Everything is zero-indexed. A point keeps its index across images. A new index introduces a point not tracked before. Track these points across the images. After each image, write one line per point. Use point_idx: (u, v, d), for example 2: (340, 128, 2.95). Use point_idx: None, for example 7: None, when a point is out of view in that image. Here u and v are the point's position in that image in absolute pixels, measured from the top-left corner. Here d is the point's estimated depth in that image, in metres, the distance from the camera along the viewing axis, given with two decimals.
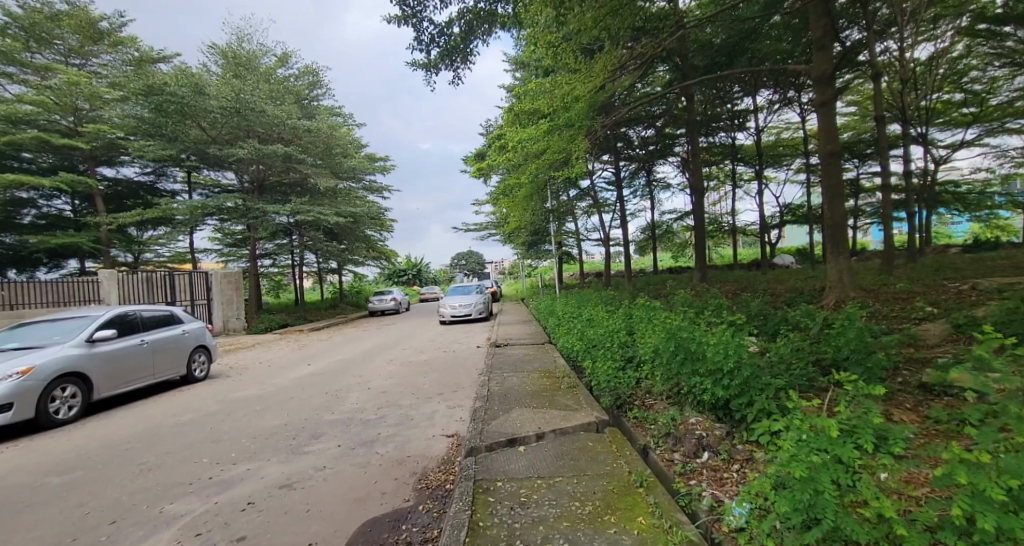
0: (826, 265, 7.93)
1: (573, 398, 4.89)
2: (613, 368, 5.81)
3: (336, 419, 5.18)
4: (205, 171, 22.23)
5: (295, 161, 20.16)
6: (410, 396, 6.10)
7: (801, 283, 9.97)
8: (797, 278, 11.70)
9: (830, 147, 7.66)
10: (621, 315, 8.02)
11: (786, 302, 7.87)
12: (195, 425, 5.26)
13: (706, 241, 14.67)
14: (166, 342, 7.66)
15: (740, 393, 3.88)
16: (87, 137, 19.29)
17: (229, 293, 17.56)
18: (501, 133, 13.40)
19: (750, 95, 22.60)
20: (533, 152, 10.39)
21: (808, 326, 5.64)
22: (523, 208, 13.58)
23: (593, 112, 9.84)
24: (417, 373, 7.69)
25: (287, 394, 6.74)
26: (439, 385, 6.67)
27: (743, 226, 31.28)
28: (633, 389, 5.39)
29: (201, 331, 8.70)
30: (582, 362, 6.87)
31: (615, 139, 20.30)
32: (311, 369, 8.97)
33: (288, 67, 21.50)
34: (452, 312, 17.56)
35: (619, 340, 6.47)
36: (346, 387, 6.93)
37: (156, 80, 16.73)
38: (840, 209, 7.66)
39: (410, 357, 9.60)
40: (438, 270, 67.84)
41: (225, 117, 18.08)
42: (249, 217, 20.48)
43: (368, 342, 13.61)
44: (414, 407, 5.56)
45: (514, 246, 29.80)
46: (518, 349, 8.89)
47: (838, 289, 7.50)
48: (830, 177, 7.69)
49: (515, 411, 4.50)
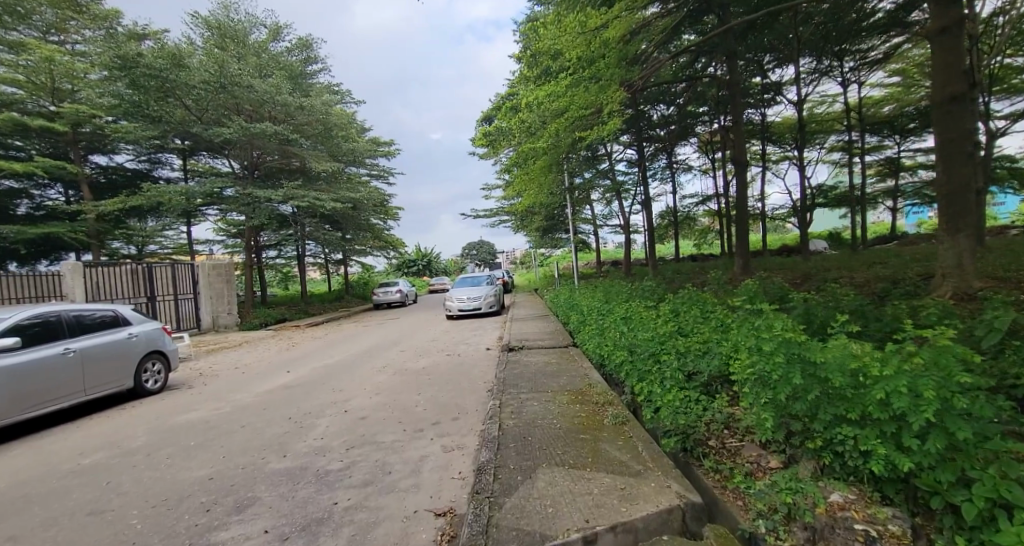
0: (937, 247, 6.06)
1: (625, 447, 3.23)
2: (675, 389, 4.20)
3: (284, 471, 3.63)
4: (201, 156, 21.02)
5: (290, 143, 18.71)
6: (395, 428, 4.56)
7: (880, 271, 8.10)
8: (863, 266, 9.86)
9: (951, 90, 5.82)
10: (669, 313, 6.39)
11: (880, 297, 6.08)
12: (93, 476, 3.77)
13: (746, 222, 12.80)
14: (104, 350, 6.28)
15: (937, 462, 2.14)
16: (67, 120, 17.98)
17: (218, 287, 16.20)
18: (513, 97, 11.65)
19: (784, 63, 20.41)
20: (554, 109, 8.57)
21: (964, 331, 3.86)
22: (539, 185, 11.79)
23: (626, 63, 8.06)
24: (410, 390, 6.09)
25: (243, 419, 5.25)
26: (435, 409, 5.11)
27: (771, 210, 29.05)
28: (704, 425, 3.79)
29: (156, 334, 7.32)
30: (621, 375, 5.27)
31: (634, 115, 18.46)
32: (289, 378, 7.53)
33: (280, 40, 19.90)
34: (459, 306, 15.99)
35: (673, 349, 4.88)
36: (319, 409, 5.42)
37: (130, 50, 15.13)
38: (963, 172, 5.81)
39: (406, 363, 8.08)
40: (449, 262, 66.72)
41: (211, 93, 16.60)
42: (244, 204, 19.04)
43: (365, 341, 12.15)
44: (396, 449, 3.99)
45: (527, 233, 28.08)
46: (537, 354, 7.33)
47: (955, 278, 5.65)
48: (950, 129, 5.83)
49: (542, 474, 2.87)
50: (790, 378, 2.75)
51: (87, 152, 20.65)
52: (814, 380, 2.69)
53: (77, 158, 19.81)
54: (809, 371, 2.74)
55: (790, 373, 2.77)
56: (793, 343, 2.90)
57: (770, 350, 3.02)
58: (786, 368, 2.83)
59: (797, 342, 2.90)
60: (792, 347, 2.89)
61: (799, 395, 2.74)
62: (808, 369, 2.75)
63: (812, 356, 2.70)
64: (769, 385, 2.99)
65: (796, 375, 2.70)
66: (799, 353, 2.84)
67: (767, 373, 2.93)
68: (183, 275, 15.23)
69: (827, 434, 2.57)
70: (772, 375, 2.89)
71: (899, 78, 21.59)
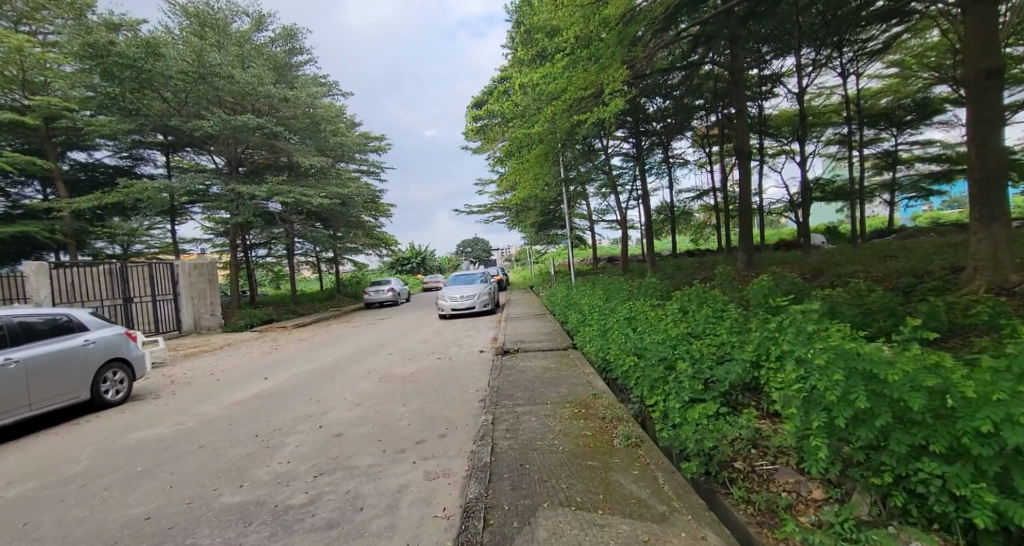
0: (969, 237, 5.55)
1: (642, 478, 2.68)
2: (694, 402, 3.64)
3: (236, 508, 3.05)
4: (184, 151, 20.27)
5: (275, 136, 18.02)
6: (373, 448, 3.99)
7: (898, 266, 7.58)
8: (875, 260, 9.34)
9: (987, 64, 5.32)
10: (678, 313, 5.88)
11: (905, 294, 5.59)
12: (9, 515, 3.18)
13: (750, 215, 12.30)
14: (53, 359, 5.67)
15: None
16: (39, 113, 17.13)
17: (200, 287, 15.51)
18: (505, 84, 11.02)
19: (782, 55, 19.94)
20: (549, 92, 8.01)
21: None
22: (535, 177, 11.17)
23: (627, 43, 7.49)
24: (393, 401, 5.50)
25: (203, 437, 4.65)
26: (421, 424, 4.55)
27: (767, 204, 28.72)
28: (728, 445, 3.23)
29: (118, 340, 6.69)
30: (628, 383, 4.72)
31: (630, 108, 17.94)
32: (265, 386, 6.95)
33: (263, 30, 19.07)
34: (453, 305, 15.42)
35: (689, 354, 4.34)
36: (292, 423, 4.86)
37: (101, 38, 14.33)
38: (998, 156, 5.31)
39: (393, 368, 7.50)
40: (443, 259, 66.12)
41: (187, 84, 15.80)
42: (227, 201, 18.28)
43: (353, 342, 11.57)
44: (371, 476, 3.42)
45: (522, 229, 27.53)
46: (535, 358, 6.78)
47: (990, 271, 5.16)
48: (985, 108, 5.33)
49: (543, 522, 2.28)
50: (853, 398, 2.18)
51: (64, 148, 19.81)
52: (885, 403, 2.12)
53: (52, 154, 18.99)
54: (877, 393, 2.16)
55: (853, 391, 2.21)
56: (854, 355, 2.34)
57: (823, 364, 2.46)
58: (847, 387, 2.25)
59: (859, 356, 2.34)
60: (853, 362, 2.33)
61: (864, 421, 2.17)
62: (875, 389, 2.18)
63: (883, 374, 2.13)
64: (820, 404, 2.43)
65: (863, 396, 2.12)
66: (863, 369, 2.27)
67: (819, 390, 2.37)
68: (160, 275, 14.48)
69: (903, 470, 1.99)
70: (825, 392, 2.33)
71: (897, 69, 20.86)
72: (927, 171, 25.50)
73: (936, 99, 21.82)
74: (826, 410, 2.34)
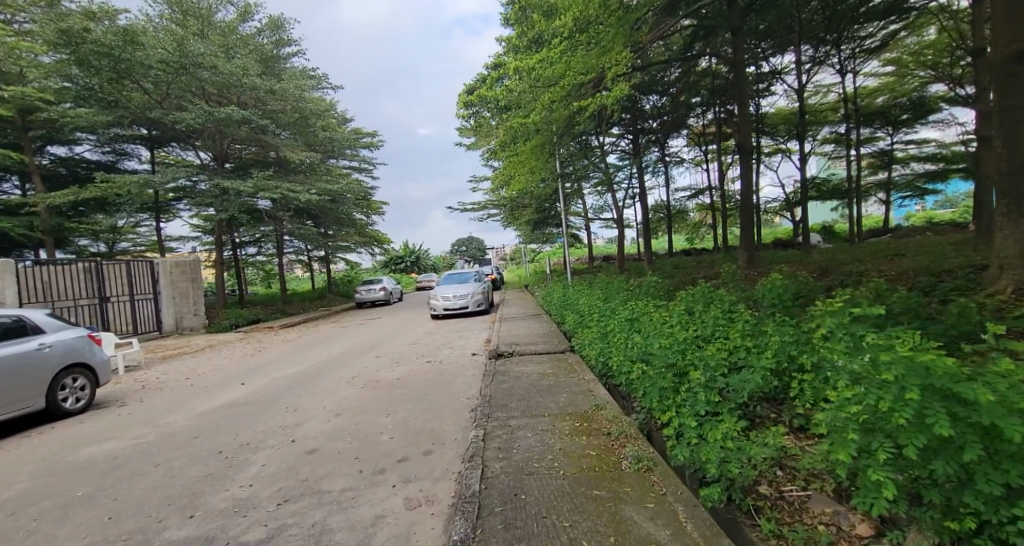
0: (995, 232, 5.14)
1: (657, 515, 2.24)
2: (709, 417, 3.20)
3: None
4: (170, 146, 19.60)
5: (262, 130, 17.47)
6: (349, 469, 3.53)
7: (909, 264, 7.22)
8: (882, 259, 8.99)
9: (1017, 46, 4.93)
10: (685, 314, 5.48)
11: (928, 294, 5.17)
12: None
13: (751, 213, 11.93)
14: (1, 366, 5.15)
15: None
16: (12, 104, 16.35)
17: (182, 286, 14.88)
18: (499, 75, 10.57)
19: (780, 54, 19.66)
20: (547, 78, 7.58)
21: None
22: (531, 171, 10.70)
23: (630, 25, 7.07)
24: (376, 410, 5.05)
25: (161, 454, 4.17)
26: (406, 439, 4.10)
27: (763, 203, 28.51)
28: (751, 468, 2.77)
29: (79, 344, 6.17)
30: (634, 392, 4.31)
31: (627, 104, 17.55)
32: (240, 392, 6.45)
33: (249, 21, 18.42)
34: (445, 305, 14.95)
35: (701, 360, 3.91)
36: (263, 437, 4.38)
37: (75, 24, 13.63)
38: None
39: (379, 373, 7.03)
40: (437, 258, 65.55)
41: (169, 75, 15.15)
42: (212, 197, 17.67)
43: (341, 344, 11.08)
44: (342, 505, 2.95)
45: (517, 227, 27.10)
46: (532, 363, 6.35)
47: (1018, 270, 4.76)
48: (1013, 94, 4.95)
49: None
50: (931, 422, 1.57)
51: (43, 143, 19.04)
52: (972, 429, 1.54)
53: (28, 148, 18.22)
54: (959, 416, 1.59)
55: (927, 411, 1.62)
56: (921, 364, 1.78)
57: (880, 375, 1.91)
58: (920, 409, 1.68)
59: (929, 368, 1.78)
60: (923, 376, 1.75)
61: (941, 450, 1.61)
62: (955, 411, 1.60)
63: (969, 392, 1.56)
64: (876, 427, 1.89)
65: (943, 420, 1.53)
66: (940, 385, 1.70)
67: (878, 409, 1.84)
68: (139, 273, 13.94)
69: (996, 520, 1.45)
70: (885, 411, 1.80)
71: (894, 68, 20.56)
72: (922, 171, 25.18)
73: (932, 98, 21.40)
74: (887, 435, 1.80)
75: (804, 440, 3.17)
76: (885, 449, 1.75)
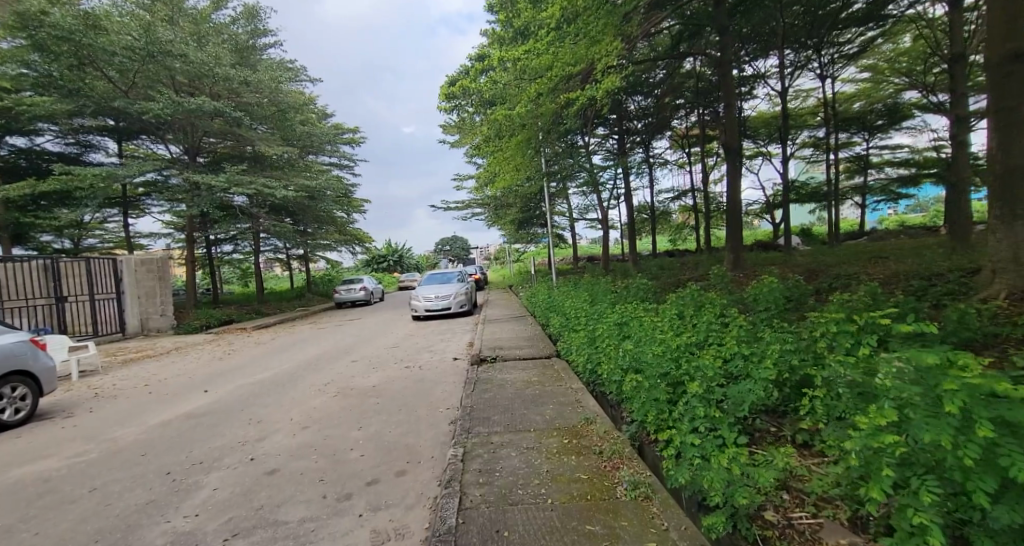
0: (988, 234, 5.08)
1: None
2: (710, 434, 2.95)
3: None
4: (141, 138, 18.58)
5: (236, 123, 16.73)
6: (311, 494, 3.14)
7: (896, 268, 7.18)
8: (868, 262, 8.99)
9: (1013, 46, 4.86)
10: (676, 319, 5.29)
11: (923, 298, 5.07)
12: None
13: (737, 214, 11.86)
14: None
15: None
16: None
17: (148, 285, 14.07)
18: (483, 67, 10.24)
19: (762, 59, 19.84)
20: (534, 69, 7.45)
21: None
22: (517, 168, 10.41)
23: (623, 16, 6.80)
24: (347, 422, 4.65)
25: (101, 474, 3.68)
26: (378, 457, 3.73)
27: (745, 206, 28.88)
28: (757, 492, 2.51)
29: (19, 350, 5.57)
30: (627, 403, 4.06)
31: (613, 104, 17.47)
32: (201, 402, 5.96)
33: (223, 10, 17.60)
34: (427, 305, 14.53)
35: (696, 368, 3.68)
36: (218, 455, 3.95)
37: (32, 6, 12.65)
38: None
39: (354, 380, 6.61)
40: (421, 258, 64.88)
41: (135, 63, 14.32)
42: (183, 192, 16.86)
43: (316, 347, 10.57)
44: (298, 541, 2.56)
45: (502, 227, 26.80)
46: (517, 369, 6.07)
47: (1011, 273, 4.70)
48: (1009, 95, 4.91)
49: None
50: (1002, 466, 1.31)
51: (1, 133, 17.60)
52: None
53: None
54: None
55: (996, 452, 1.35)
56: (981, 390, 1.52)
57: (926, 399, 1.65)
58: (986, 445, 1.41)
59: (991, 394, 1.52)
60: (985, 404, 1.49)
61: (1006, 495, 1.35)
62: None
63: None
64: (920, 462, 1.62)
65: (1023, 463, 1.27)
66: (1008, 417, 1.43)
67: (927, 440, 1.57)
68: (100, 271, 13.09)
69: None
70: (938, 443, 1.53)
71: (870, 74, 21.06)
72: (895, 175, 25.76)
73: (905, 105, 21.94)
74: (938, 474, 1.54)
75: (810, 458, 2.97)
76: (935, 491, 1.49)
